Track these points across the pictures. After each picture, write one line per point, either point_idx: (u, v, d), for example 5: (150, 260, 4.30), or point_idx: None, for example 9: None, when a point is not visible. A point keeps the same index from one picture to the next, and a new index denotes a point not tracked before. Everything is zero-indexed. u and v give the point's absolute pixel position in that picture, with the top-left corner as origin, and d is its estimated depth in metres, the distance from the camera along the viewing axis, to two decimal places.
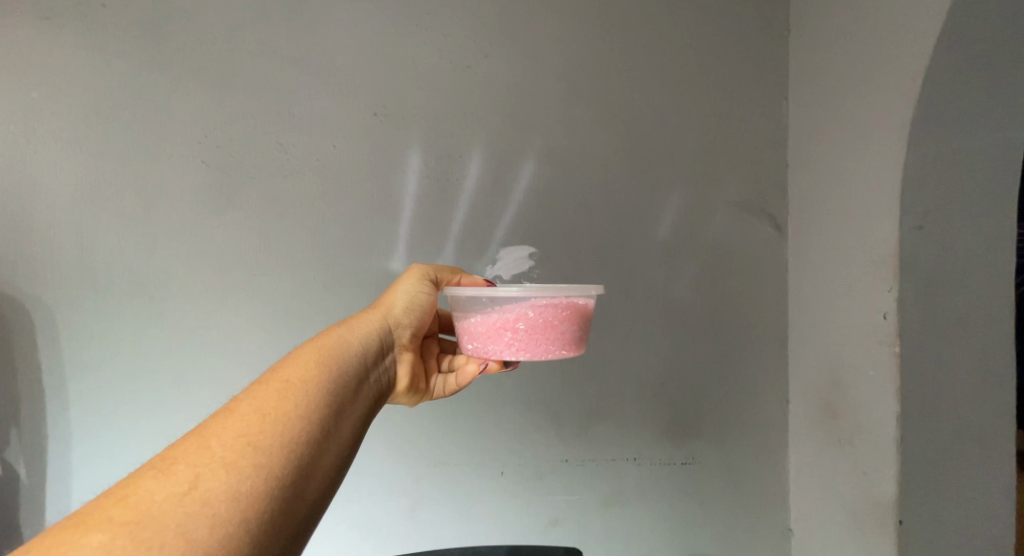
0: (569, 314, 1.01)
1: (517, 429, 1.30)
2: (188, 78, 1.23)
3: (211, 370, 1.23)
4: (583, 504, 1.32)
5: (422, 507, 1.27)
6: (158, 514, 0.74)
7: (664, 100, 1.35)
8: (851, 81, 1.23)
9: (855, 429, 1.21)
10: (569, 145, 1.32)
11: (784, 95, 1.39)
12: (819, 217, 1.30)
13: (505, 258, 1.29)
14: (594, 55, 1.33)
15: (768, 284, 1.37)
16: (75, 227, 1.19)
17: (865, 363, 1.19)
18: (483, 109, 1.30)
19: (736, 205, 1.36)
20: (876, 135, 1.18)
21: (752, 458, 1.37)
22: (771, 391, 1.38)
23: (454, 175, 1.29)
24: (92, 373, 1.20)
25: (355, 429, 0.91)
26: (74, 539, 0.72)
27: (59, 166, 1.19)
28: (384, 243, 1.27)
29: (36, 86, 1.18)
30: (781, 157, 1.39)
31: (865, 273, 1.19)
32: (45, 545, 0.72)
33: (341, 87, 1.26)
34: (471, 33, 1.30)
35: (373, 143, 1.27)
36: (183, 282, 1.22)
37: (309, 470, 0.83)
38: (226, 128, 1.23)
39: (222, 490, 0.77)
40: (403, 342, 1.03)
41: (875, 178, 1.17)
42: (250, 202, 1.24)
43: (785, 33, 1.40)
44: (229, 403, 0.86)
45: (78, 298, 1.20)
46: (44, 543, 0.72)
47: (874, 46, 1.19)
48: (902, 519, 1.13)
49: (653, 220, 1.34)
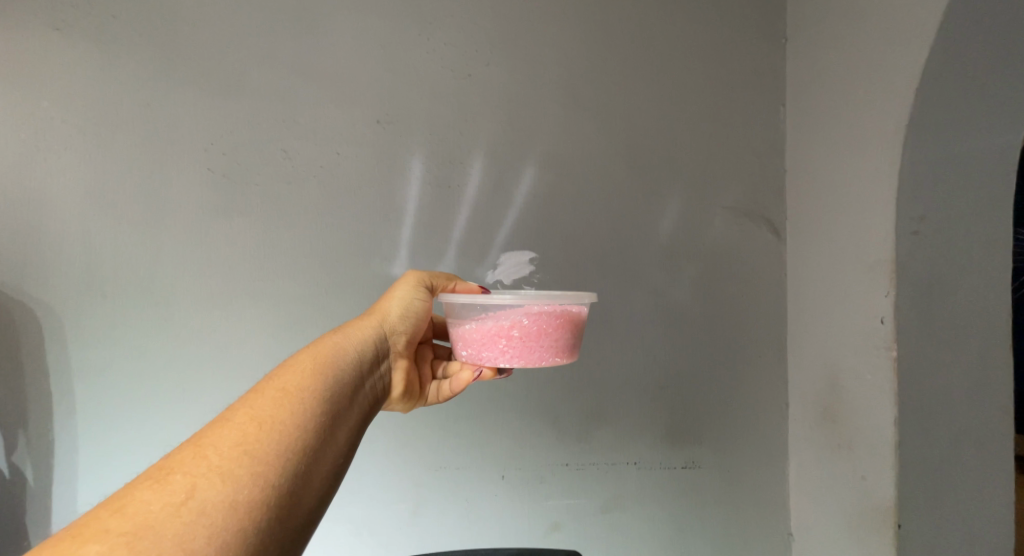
0: (563, 322, 1.03)
1: (518, 432, 1.31)
2: (195, 87, 1.25)
3: (216, 374, 1.25)
4: (584, 508, 1.33)
5: (424, 510, 1.28)
6: (155, 524, 0.75)
7: (662, 108, 1.37)
8: (848, 88, 1.25)
9: (853, 432, 1.22)
10: (569, 151, 1.33)
11: (782, 101, 1.41)
12: (817, 222, 1.31)
13: (505, 263, 1.31)
14: (593, 62, 1.35)
15: (766, 288, 1.39)
16: (84, 234, 1.21)
17: (863, 367, 1.20)
18: (484, 116, 1.31)
19: (733, 210, 1.38)
20: (872, 141, 1.19)
21: (751, 461, 1.38)
22: (770, 395, 1.39)
23: (456, 180, 1.30)
24: (99, 378, 1.22)
25: (351, 436, 0.92)
26: (70, 550, 0.73)
27: (69, 173, 1.21)
28: (386, 247, 1.28)
29: (47, 95, 1.21)
30: (779, 162, 1.40)
31: (862, 277, 1.21)
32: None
33: (344, 95, 1.28)
34: (473, 42, 1.32)
35: (375, 150, 1.28)
36: (190, 287, 1.24)
37: (306, 478, 0.84)
38: (232, 136, 1.25)
39: (218, 500, 0.78)
40: (398, 349, 1.04)
41: (872, 183, 1.19)
42: (255, 208, 1.25)
43: (782, 41, 1.41)
44: (225, 412, 0.87)
45: (85, 303, 1.22)
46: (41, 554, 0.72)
47: (870, 54, 1.20)
48: (901, 523, 1.13)
49: (651, 226, 1.35)
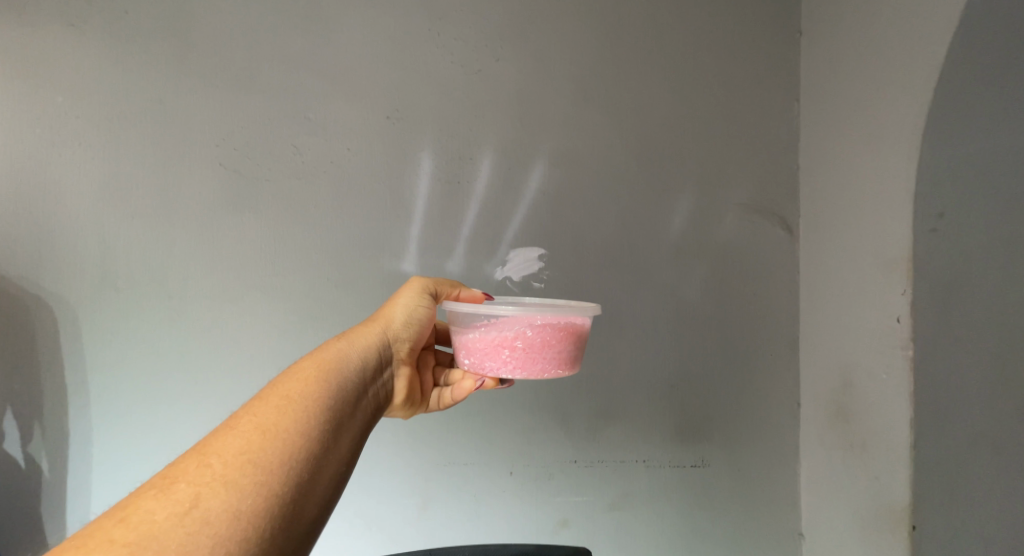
0: (566, 334, 1.02)
1: (526, 429, 1.31)
2: (206, 83, 1.25)
3: (227, 369, 1.26)
4: (592, 505, 1.33)
5: (431, 507, 1.29)
6: (159, 534, 0.76)
7: (675, 103, 1.35)
8: (868, 84, 1.22)
9: (867, 432, 1.21)
10: (579, 146, 1.32)
11: (797, 96, 1.38)
12: (833, 219, 1.29)
13: (515, 259, 1.30)
14: (604, 56, 1.33)
15: (778, 285, 1.37)
16: (97, 228, 1.22)
17: (878, 366, 1.19)
18: (494, 111, 1.30)
19: (746, 207, 1.36)
20: (890, 137, 1.17)
21: (762, 460, 1.37)
22: (782, 394, 1.37)
23: (466, 177, 1.29)
24: (113, 371, 1.23)
25: (353, 444, 0.93)
26: None
27: (83, 169, 1.22)
28: (396, 245, 1.28)
29: (61, 90, 1.21)
30: (792, 158, 1.38)
31: (878, 278, 1.19)
32: None
33: (354, 90, 1.27)
34: (483, 37, 1.30)
35: (384, 146, 1.28)
36: (202, 283, 1.25)
37: (309, 487, 0.85)
38: (243, 131, 1.25)
39: (222, 510, 0.79)
40: (402, 355, 1.04)
41: (891, 183, 1.16)
42: (265, 204, 1.26)
43: (798, 35, 1.39)
44: (229, 419, 0.88)
45: (100, 298, 1.23)
46: None
47: (894, 49, 1.17)
48: (915, 524, 1.12)
49: (662, 223, 1.33)
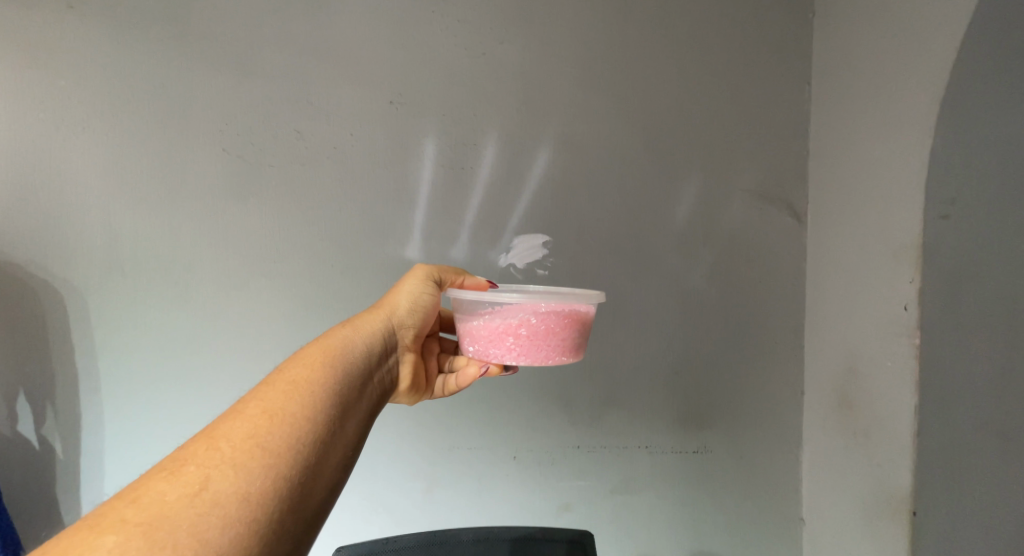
0: (571, 321, 1.02)
1: (530, 414, 1.31)
2: (210, 67, 1.24)
3: (234, 352, 1.26)
4: (595, 489, 1.34)
5: (436, 490, 1.30)
6: (169, 515, 0.77)
7: (682, 88, 1.33)
8: (879, 69, 1.21)
9: (872, 419, 1.21)
10: (585, 132, 1.31)
11: (807, 80, 1.37)
12: (842, 206, 1.28)
13: (518, 246, 1.30)
14: (611, 40, 1.32)
15: (785, 272, 1.36)
16: (103, 212, 1.23)
17: (884, 354, 1.18)
18: (499, 96, 1.29)
19: (753, 193, 1.35)
20: (902, 124, 1.16)
21: (765, 446, 1.38)
22: (785, 381, 1.38)
23: (471, 163, 1.29)
24: (122, 355, 1.24)
25: (360, 428, 0.93)
26: (88, 541, 0.75)
27: (88, 153, 1.22)
28: (400, 231, 1.28)
29: (63, 74, 1.21)
30: (800, 144, 1.36)
31: (886, 265, 1.18)
32: (59, 546, 0.74)
33: (358, 74, 1.27)
34: (489, 21, 1.29)
35: (389, 131, 1.27)
36: (208, 267, 1.25)
37: (317, 470, 0.86)
38: (248, 116, 1.25)
39: (231, 491, 0.80)
40: (406, 342, 1.04)
41: (901, 170, 1.15)
42: (270, 190, 1.26)
43: (810, 16, 1.37)
44: (236, 404, 0.88)
45: (108, 282, 1.24)
46: (59, 544, 0.74)
47: (907, 34, 1.16)
48: (915, 511, 1.13)
49: (667, 210, 1.33)
